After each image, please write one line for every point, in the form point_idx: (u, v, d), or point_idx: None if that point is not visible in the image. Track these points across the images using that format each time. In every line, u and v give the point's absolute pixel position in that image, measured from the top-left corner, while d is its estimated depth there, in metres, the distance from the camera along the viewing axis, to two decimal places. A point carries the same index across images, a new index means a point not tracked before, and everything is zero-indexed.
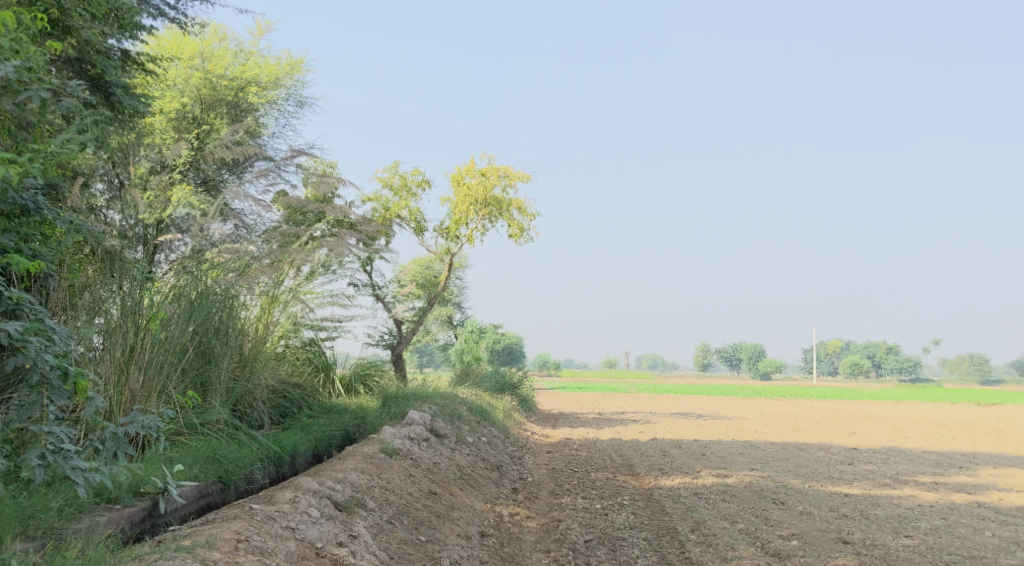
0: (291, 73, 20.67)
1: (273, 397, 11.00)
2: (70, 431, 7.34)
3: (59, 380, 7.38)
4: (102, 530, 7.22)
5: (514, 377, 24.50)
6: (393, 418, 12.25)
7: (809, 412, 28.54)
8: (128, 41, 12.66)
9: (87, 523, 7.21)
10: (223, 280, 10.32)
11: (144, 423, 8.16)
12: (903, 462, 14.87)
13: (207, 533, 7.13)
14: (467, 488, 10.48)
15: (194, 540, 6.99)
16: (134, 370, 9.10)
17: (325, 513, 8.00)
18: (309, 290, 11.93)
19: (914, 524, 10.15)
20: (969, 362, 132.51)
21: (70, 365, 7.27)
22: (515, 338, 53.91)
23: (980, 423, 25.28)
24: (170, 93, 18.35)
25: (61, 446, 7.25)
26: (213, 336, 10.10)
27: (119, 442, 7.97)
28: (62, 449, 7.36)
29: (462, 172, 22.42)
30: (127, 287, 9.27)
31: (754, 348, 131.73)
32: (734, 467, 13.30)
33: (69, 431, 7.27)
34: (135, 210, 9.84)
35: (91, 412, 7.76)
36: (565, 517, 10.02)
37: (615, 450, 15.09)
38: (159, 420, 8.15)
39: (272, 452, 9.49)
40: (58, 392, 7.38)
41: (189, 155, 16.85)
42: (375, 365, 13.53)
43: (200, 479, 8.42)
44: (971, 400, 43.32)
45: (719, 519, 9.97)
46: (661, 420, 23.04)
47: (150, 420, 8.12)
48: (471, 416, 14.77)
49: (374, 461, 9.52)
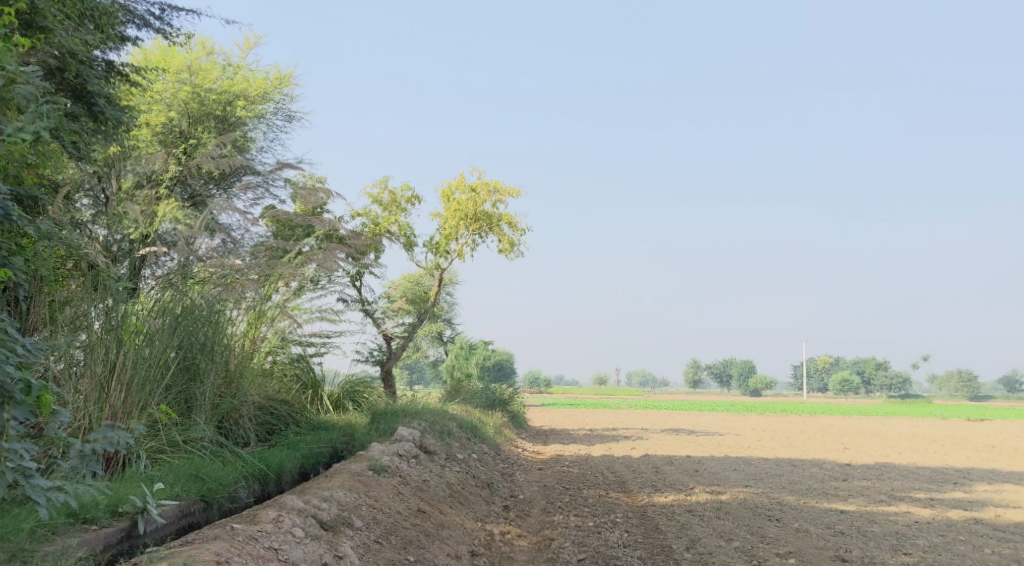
0: (280, 87, 20.44)
1: (260, 414, 10.77)
2: (35, 448, 7.10)
3: (22, 394, 7.16)
4: (74, 552, 7.00)
5: (505, 394, 24.24)
6: (382, 435, 12.02)
7: (801, 428, 28.42)
8: (112, 51, 12.48)
9: (60, 547, 7.00)
10: (208, 294, 10.07)
11: (115, 440, 7.84)
12: (898, 478, 14.70)
13: (186, 554, 6.90)
14: (457, 506, 10.26)
15: (171, 562, 6.76)
16: (115, 388, 8.87)
17: (310, 532, 7.76)
18: (297, 306, 11.75)
19: (912, 541, 9.96)
20: (958, 377, 132.87)
21: (33, 378, 7.09)
22: (505, 355, 53.66)
23: (972, 439, 25.19)
24: (156, 107, 18.16)
25: (24, 466, 7.02)
26: (198, 353, 9.86)
27: (88, 458, 7.67)
28: (26, 467, 7.14)
29: (452, 188, 22.29)
30: (111, 302, 9.03)
31: (743, 364, 132.06)
32: (728, 483, 13.11)
33: (33, 448, 7.03)
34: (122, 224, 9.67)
35: (57, 427, 7.54)
36: (558, 535, 9.81)
37: (607, 467, 14.89)
38: (132, 437, 7.84)
39: (258, 470, 9.28)
40: (22, 407, 7.13)
41: (174, 169, 16.63)
42: (364, 381, 13.31)
43: (181, 498, 8.20)
44: (962, 415, 43.38)
45: (714, 537, 9.77)
46: (653, 437, 22.85)
47: (122, 438, 7.81)
48: (461, 432, 14.53)
49: (362, 479, 9.30)
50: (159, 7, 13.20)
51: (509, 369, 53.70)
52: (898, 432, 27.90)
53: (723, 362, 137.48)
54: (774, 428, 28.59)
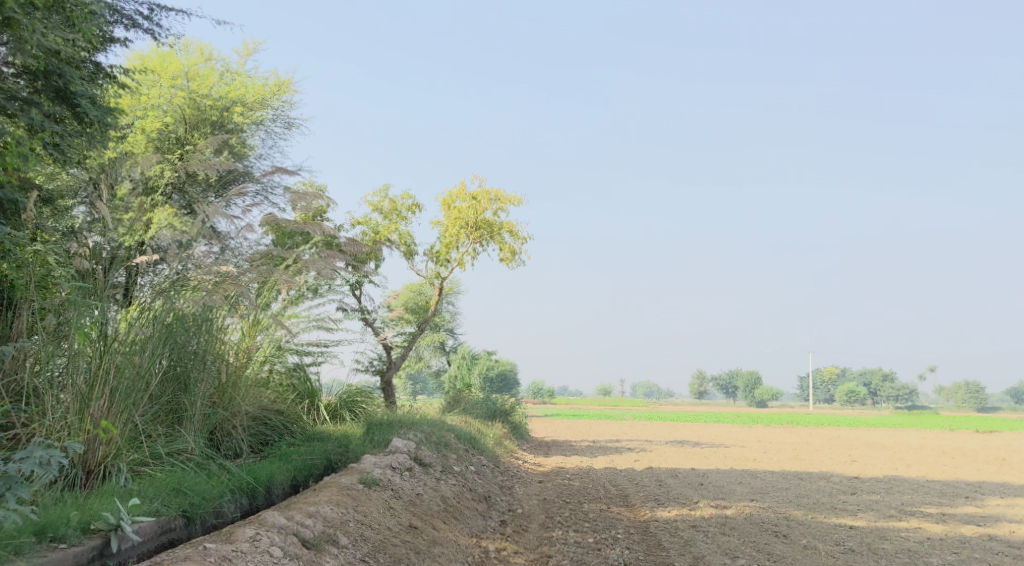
0: (279, 94, 20.06)
1: (253, 425, 10.42)
2: None
3: None
4: None
5: (506, 405, 23.87)
6: (377, 446, 11.61)
7: (808, 440, 27.98)
8: (100, 52, 12.22)
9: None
10: (199, 303, 9.62)
11: (44, 459, 7.14)
12: (908, 492, 14.30)
13: None
14: (452, 521, 9.91)
15: None
16: (98, 398, 8.47)
17: (289, 552, 7.43)
18: (293, 315, 11.42)
19: (925, 559, 9.59)
20: (966, 389, 132.15)
21: None
22: (509, 366, 53.34)
23: (983, 451, 24.72)
24: (152, 113, 17.75)
25: None
26: (189, 362, 9.54)
27: (11, 477, 6.99)
28: None
29: (453, 197, 21.97)
30: (107, 315, 8.65)
31: (749, 376, 131.69)
32: (733, 497, 12.73)
33: None
34: (119, 230, 8.95)
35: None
36: (556, 552, 9.45)
37: (610, 479, 14.51)
38: (62, 455, 7.15)
39: (246, 484, 8.92)
40: None
41: (168, 176, 16.27)
42: (363, 392, 12.94)
43: (161, 514, 7.89)
44: (966, 426, 43.09)
45: (720, 555, 9.37)
46: (658, 448, 22.42)
47: (53, 457, 7.13)
48: (459, 443, 14.19)
49: (351, 493, 8.94)
50: (148, 7, 12.93)
51: (513, 378, 53.37)
52: (907, 443, 27.48)
53: (729, 372, 136.68)
54: (780, 440, 28.20)
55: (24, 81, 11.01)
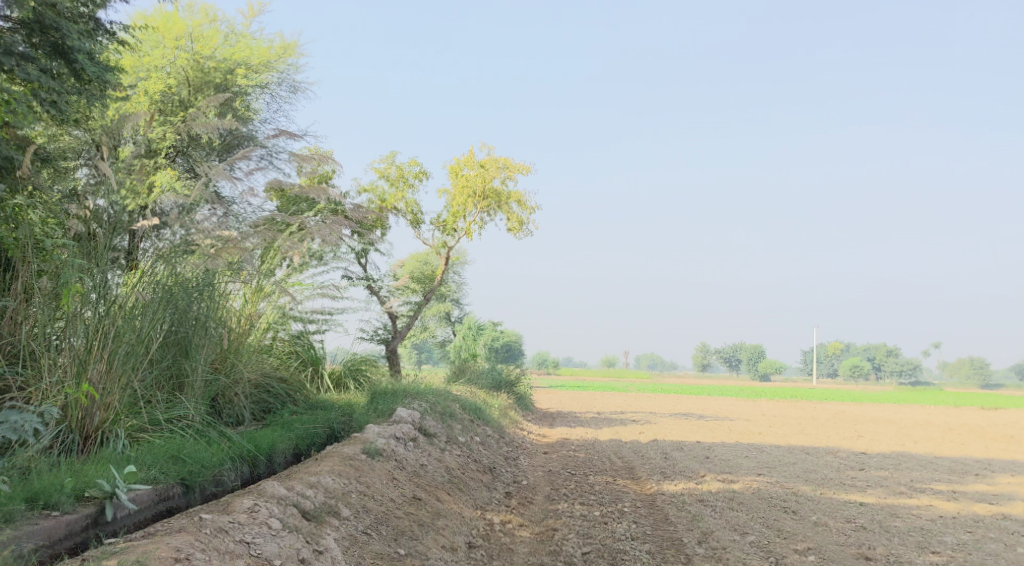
0: (284, 57, 19.70)
1: (255, 392, 10.23)
2: None
3: None
4: (22, 545, 6.64)
5: (512, 376, 23.69)
6: (380, 415, 11.38)
7: (814, 415, 27.71)
8: (101, 8, 11.96)
9: (6, 538, 6.59)
10: (200, 266, 9.36)
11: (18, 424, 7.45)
12: (917, 468, 14.11)
13: (140, 550, 6.46)
14: (456, 492, 9.73)
15: (123, 560, 6.33)
16: (96, 362, 8.24)
17: (288, 524, 7.24)
18: (297, 282, 11.20)
19: (939, 538, 9.38)
20: (969, 366, 132.04)
21: None
22: (513, 336, 53.22)
23: (989, 428, 24.56)
24: (156, 74, 17.48)
25: None
26: (190, 328, 9.27)
27: None
28: None
29: (461, 165, 21.67)
30: (105, 278, 8.38)
31: (752, 350, 131.25)
32: (740, 471, 12.55)
33: None
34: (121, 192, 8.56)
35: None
36: (562, 526, 9.25)
37: (615, 452, 14.31)
38: (36, 420, 7.46)
39: (246, 451, 8.74)
40: None
41: (170, 139, 15.98)
42: (367, 360, 12.72)
43: (158, 481, 7.72)
44: (966, 403, 43.06)
45: (728, 530, 9.19)
46: (663, 420, 22.22)
47: (27, 422, 7.47)
48: (464, 414, 13.99)
49: (354, 463, 8.75)
50: None
51: (518, 350, 53.28)
52: (911, 419, 27.31)
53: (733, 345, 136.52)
54: (786, 414, 27.94)
55: (20, 36, 10.79)
